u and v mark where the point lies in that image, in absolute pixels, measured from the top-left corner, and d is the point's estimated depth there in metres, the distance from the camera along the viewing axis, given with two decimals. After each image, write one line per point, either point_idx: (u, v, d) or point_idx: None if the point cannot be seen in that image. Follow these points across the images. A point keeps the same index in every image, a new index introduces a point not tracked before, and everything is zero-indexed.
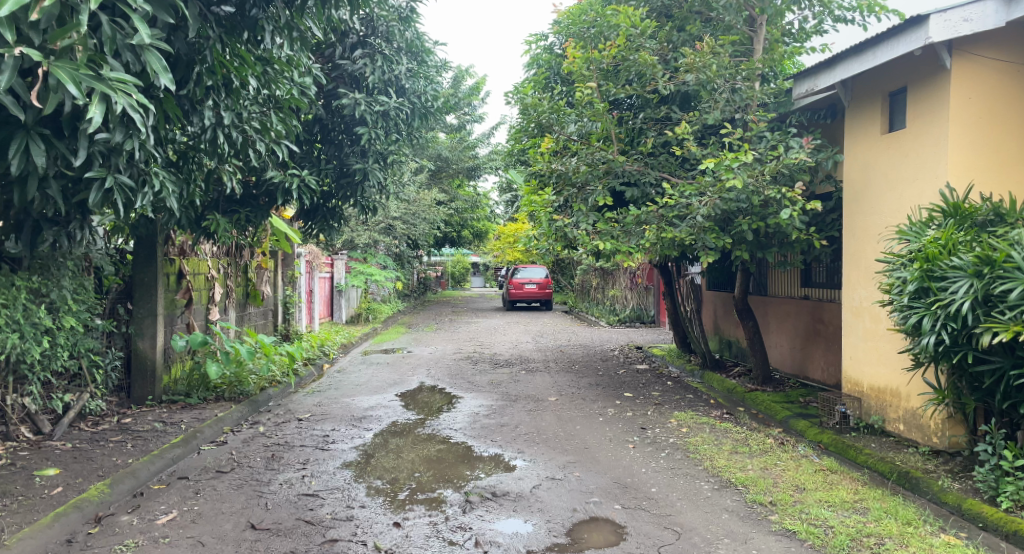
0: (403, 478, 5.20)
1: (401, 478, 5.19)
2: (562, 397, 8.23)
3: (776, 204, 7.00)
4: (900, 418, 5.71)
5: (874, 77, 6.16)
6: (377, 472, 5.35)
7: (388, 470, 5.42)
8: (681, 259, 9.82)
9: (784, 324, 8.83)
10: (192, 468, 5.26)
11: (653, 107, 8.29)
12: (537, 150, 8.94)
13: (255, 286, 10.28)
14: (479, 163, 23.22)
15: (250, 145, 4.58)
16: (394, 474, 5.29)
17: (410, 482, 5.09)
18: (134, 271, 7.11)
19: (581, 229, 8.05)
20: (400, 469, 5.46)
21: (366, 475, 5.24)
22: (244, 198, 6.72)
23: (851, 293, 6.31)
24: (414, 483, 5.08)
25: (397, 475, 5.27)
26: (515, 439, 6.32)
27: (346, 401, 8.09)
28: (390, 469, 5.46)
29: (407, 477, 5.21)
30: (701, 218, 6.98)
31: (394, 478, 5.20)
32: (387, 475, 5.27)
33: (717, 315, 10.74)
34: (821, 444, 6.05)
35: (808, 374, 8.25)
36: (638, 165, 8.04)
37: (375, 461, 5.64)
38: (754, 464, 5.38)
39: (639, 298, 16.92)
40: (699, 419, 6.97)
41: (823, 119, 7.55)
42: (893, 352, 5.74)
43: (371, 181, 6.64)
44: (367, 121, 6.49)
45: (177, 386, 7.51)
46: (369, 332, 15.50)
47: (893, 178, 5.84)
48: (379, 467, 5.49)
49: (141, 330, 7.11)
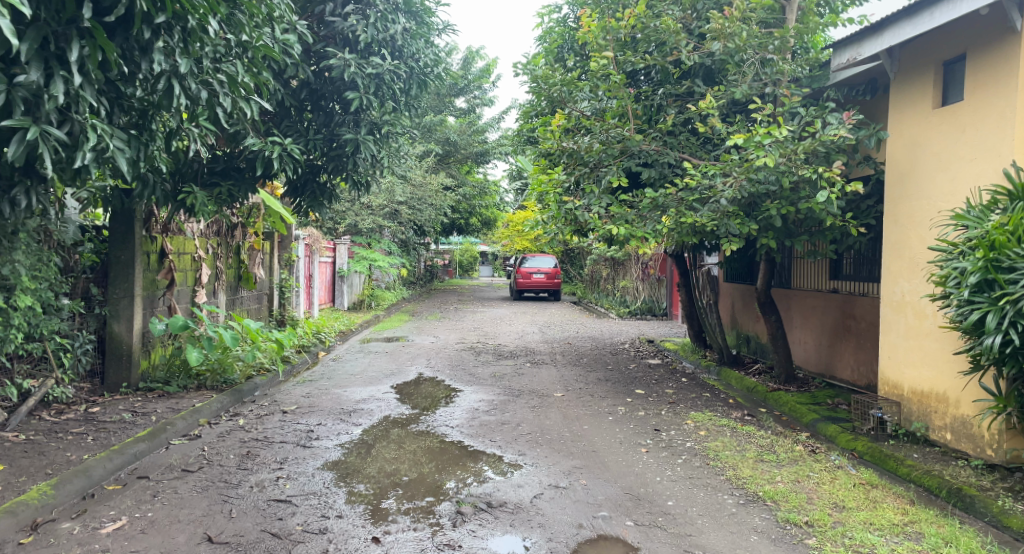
0: (402, 471, 4.84)
1: (400, 471, 4.83)
2: (569, 393, 7.66)
3: (809, 187, 6.35)
4: (947, 426, 5.15)
5: (929, 45, 5.52)
6: (370, 466, 4.94)
7: (387, 461, 5.05)
8: (699, 247, 9.22)
9: (809, 319, 8.21)
10: (155, 465, 4.72)
11: (673, 82, 7.71)
12: (547, 127, 8.35)
13: (248, 269, 9.76)
14: (488, 148, 22.71)
15: (217, 100, 3.98)
16: (391, 467, 4.93)
17: (409, 477, 4.72)
18: (109, 248, 6.63)
19: (593, 213, 7.44)
20: (401, 461, 5.08)
21: (359, 471, 4.83)
22: (226, 170, 6.22)
23: (892, 287, 5.72)
24: (412, 476, 4.73)
25: (397, 467, 4.92)
26: (516, 439, 5.74)
27: (338, 391, 7.56)
28: (390, 461, 5.09)
29: (403, 472, 4.82)
30: (725, 201, 6.36)
31: (392, 471, 4.83)
32: (387, 467, 4.92)
33: (735, 310, 10.15)
34: (854, 453, 5.46)
35: (836, 375, 7.64)
36: (657, 144, 7.45)
37: (371, 454, 5.25)
38: (783, 475, 4.79)
39: (651, 290, 16.29)
40: (719, 421, 6.37)
41: (861, 95, 6.83)
42: (942, 352, 5.14)
43: (363, 153, 6.08)
44: (358, 86, 5.89)
45: (156, 372, 6.99)
46: (370, 319, 15.02)
47: (945, 158, 5.23)
48: (378, 459, 5.11)
49: (116, 311, 6.64)
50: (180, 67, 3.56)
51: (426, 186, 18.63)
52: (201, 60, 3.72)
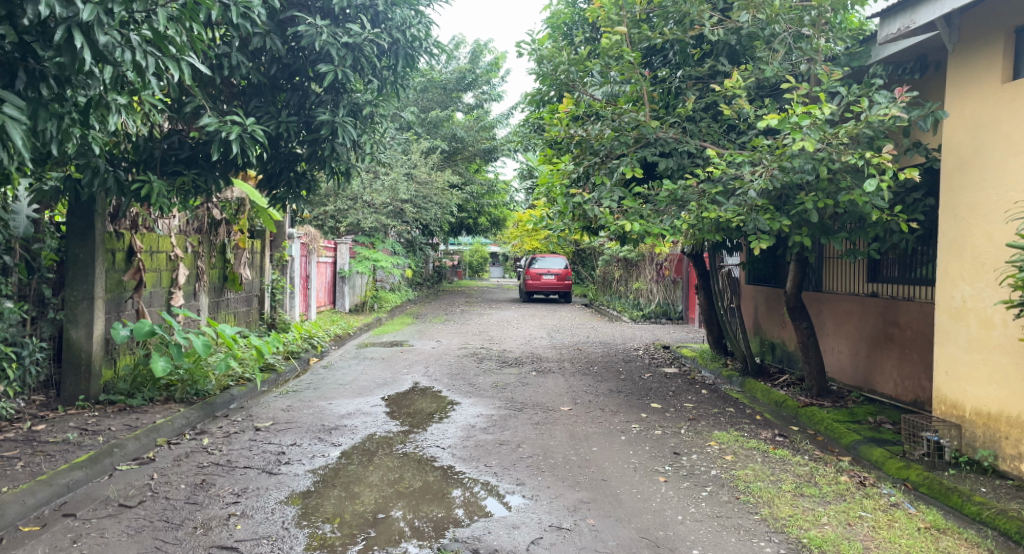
0: (406, 479, 4.64)
1: (404, 479, 4.62)
2: (577, 407, 6.93)
3: (851, 176, 5.57)
4: (1021, 455, 4.38)
5: (996, 8, 4.73)
6: (373, 475, 4.72)
7: (390, 469, 4.82)
8: (719, 246, 8.46)
9: (843, 325, 7.44)
10: (89, 499, 4.03)
11: (693, 65, 7.04)
12: (554, 114, 7.64)
13: (234, 270, 9.13)
14: (496, 144, 22.12)
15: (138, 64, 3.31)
16: (394, 475, 4.70)
17: (413, 485, 4.51)
18: (67, 246, 6.03)
19: (604, 208, 6.66)
20: (404, 469, 4.84)
21: (360, 479, 4.59)
22: (192, 158, 5.61)
23: (950, 291, 4.96)
24: (417, 484, 4.51)
25: (401, 475, 4.69)
26: (513, 464, 4.99)
27: (323, 404, 6.89)
28: (392, 469, 4.85)
29: (406, 480, 4.60)
30: (754, 193, 5.61)
31: (395, 479, 4.61)
32: (389, 475, 4.69)
33: (758, 314, 9.38)
34: (908, 484, 4.70)
35: (875, 388, 6.86)
36: (675, 132, 6.74)
37: (374, 461, 5.01)
38: (830, 515, 4.02)
39: (666, 291, 15.50)
40: (747, 443, 5.59)
41: (910, 74, 6.04)
42: (1016, 368, 4.38)
43: (342, 138, 5.46)
44: (333, 58, 5.23)
45: (120, 383, 6.34)
46: (372, 322, 14.38)
47: (1018, 141, 4.46)
48: (380, 467, 4.88)
49: (75, 316, 6.03)
50: (83, 13, 2.90)
51: (432, 183, 17.95)
52: (113, 8, 3.06)
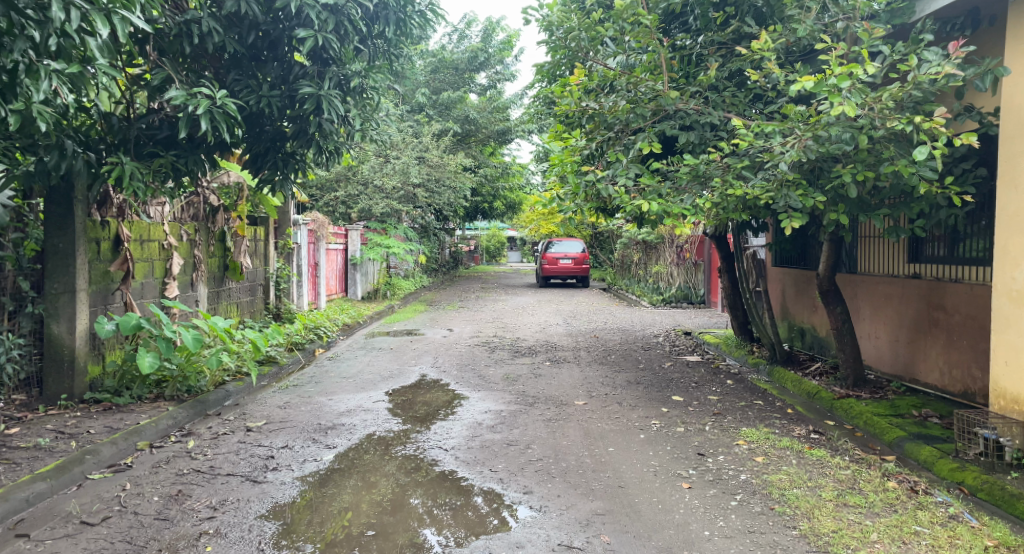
0: (424, 468, 4.50)
1: (422, 468, 4.47)
2: (593, 401, 6.45)
3: (896, 146, 4.98)
4: None
5: None
6: (389, 464, 4.56)
7: (406, 459, 4.66)
8: (744, 226, 7.88)
9: (882, 310, 6.86)
10: (48, 515, 3.68)
11: (716, 28, 6.47)
12: (565, 86, 7.06)
13: (234, 259, 8.71)
14: (511, 126, 21.49)
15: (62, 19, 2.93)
16: (412, 465, 4.56)
17: (432, 473, 4.38)
18: (45, 236, 5.65)
19: (619, 186, 6.11)
20: (420, 459, 4.68)
21: (376, 469, 4.45)
22: (171, 139, 5.28)
23: (1010, 273, 4.39)
24: (434, 474, 4.37)
25: (419, 464, 4.56)
26: (521, 469, 4.53)
27: (321, 400, 6.50)
28: (410, 459, 4.70)
29: (426, 469, 4.47)
30: (785, 166, 5.04)
31: (414, 468, 4.47)
32: (407, 464, 4.55)
33: (786, 298, 8.81)
34: (964, 488, 4.17)
35: (918, 378, 6.30)
36: (696, 102, 6.18)
37: (389, 452, 4.85)
38: (880, 531, 3.53)
39: (687, 275, 14.92)
40: (779, 442, 5.07)
41: (960, 30, 5.42)
42: None
43: (329, 113, 5.06)
44: (315, 22, 4.84)
45: (105, 382, 5.99)
46: (383, 310, 13.96)
47: None
48: (396, 457, 4.73)
49: (56, 310, 5.66)
50: None
51: (444, 166, 17.41)
52: None
